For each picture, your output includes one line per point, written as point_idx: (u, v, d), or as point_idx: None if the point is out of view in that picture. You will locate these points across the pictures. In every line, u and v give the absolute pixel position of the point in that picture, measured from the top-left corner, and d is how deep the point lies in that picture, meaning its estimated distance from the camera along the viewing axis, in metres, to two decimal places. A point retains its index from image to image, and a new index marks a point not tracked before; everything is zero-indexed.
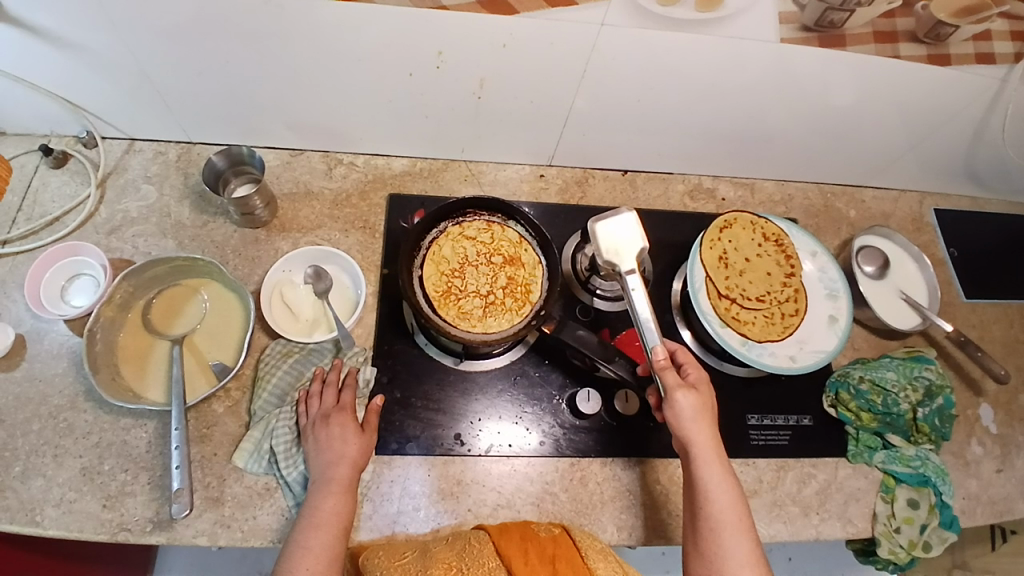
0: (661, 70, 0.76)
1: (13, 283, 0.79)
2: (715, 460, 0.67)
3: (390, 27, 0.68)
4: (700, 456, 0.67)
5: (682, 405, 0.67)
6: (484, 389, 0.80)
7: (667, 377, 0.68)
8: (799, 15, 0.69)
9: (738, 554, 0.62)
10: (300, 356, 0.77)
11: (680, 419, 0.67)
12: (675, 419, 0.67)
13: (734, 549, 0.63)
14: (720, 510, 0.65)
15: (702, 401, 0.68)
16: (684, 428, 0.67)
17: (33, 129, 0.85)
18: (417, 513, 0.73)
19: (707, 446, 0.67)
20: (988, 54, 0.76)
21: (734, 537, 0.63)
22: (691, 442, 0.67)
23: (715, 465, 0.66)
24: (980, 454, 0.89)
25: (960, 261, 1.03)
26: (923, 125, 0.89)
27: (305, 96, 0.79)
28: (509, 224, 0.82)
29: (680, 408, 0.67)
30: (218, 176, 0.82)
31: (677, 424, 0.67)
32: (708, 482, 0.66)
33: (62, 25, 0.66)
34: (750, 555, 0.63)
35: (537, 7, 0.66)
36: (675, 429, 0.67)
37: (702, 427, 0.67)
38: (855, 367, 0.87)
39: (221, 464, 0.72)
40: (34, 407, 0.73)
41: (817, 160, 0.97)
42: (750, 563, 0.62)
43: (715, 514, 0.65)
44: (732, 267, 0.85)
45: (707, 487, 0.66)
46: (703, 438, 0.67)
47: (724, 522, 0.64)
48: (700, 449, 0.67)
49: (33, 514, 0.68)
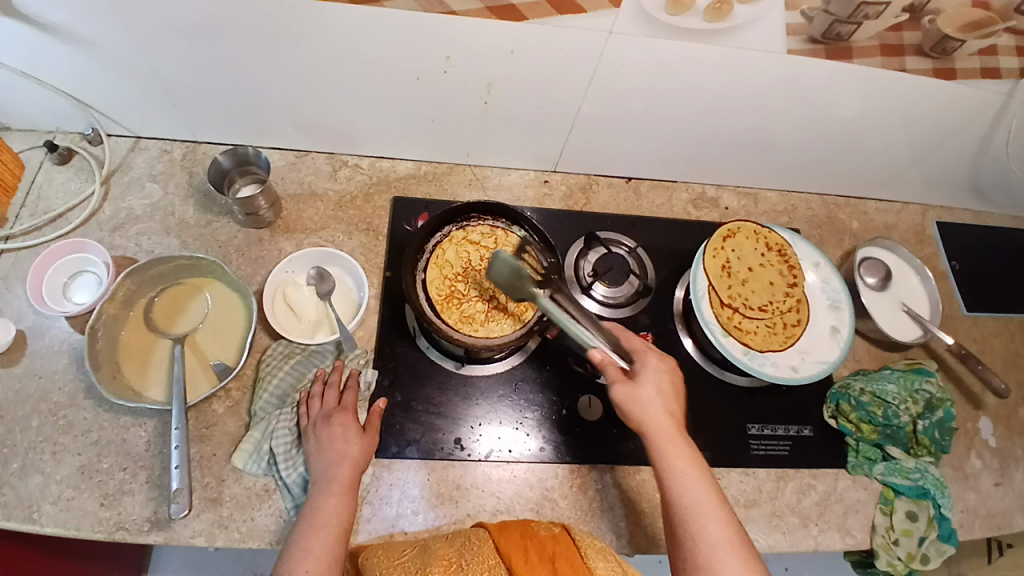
0: (668, 81, 0.77)
1: (15, 278, 0.79)
2: (673, 439, 0.65)
3: (398, 34, 0.69)
4: (657, 435, 0.65)
5: (632, 389, 0.66)
6: (485, 393, 0.80)
7: (609, 371, 0.68)
8: (808, 27, 0.69)
9: (717, 536, 0.59)
10: (301, 357, 0.77)
11: (631, 401, 0.66)
12: (626, 403, 0.66)
13: (709, 527, 0.60)
14: (687, 490, 0.62)
15: (660, 388, 0.67)
16: (637, 409, 0.66)
17: (38, 125, 0.84)
18: (416, 516, 0.73)
19: (663, 425, 0.65)
20: (994, 69, 0.76)
21: (707, 515, 0.61)
22: (646, 428, 0.65)
23: (675, 444, 0.65)
24: (979, 468, 0.89)
25: (962, 274, 1.03)
26: (928, 138, 0.90)
27: (315, 99, 0.79)
28: (513, 230, 0.81)
29: (630, 391, 0.66)
30: (224, 176, 0.82)
31: (630, 407, 0.66)
32: (670, 462, 0.64)
33: (74, 23, 0.66)
34: (728, 531, 0.60)
35: (546, 14, 0.66)
36: (629, 413, 0.66)
37: (655, 406, 0.66)
38: (856, 379, 0.87)
39: (220, 464, 0.72)
40: (34, 403, 0.72)
41: (821, 171, 0.98)
42: (729, 541, 0.59)
43: (684, 495, 0.62)
44: (734, 276, 0.85)
45: (671, 469, 0.64)
46: (657, 417, 0.66)
47: (693, 501, 0.62)
48: (657, 430, 0.65)
49: (31, 510, 0.67)
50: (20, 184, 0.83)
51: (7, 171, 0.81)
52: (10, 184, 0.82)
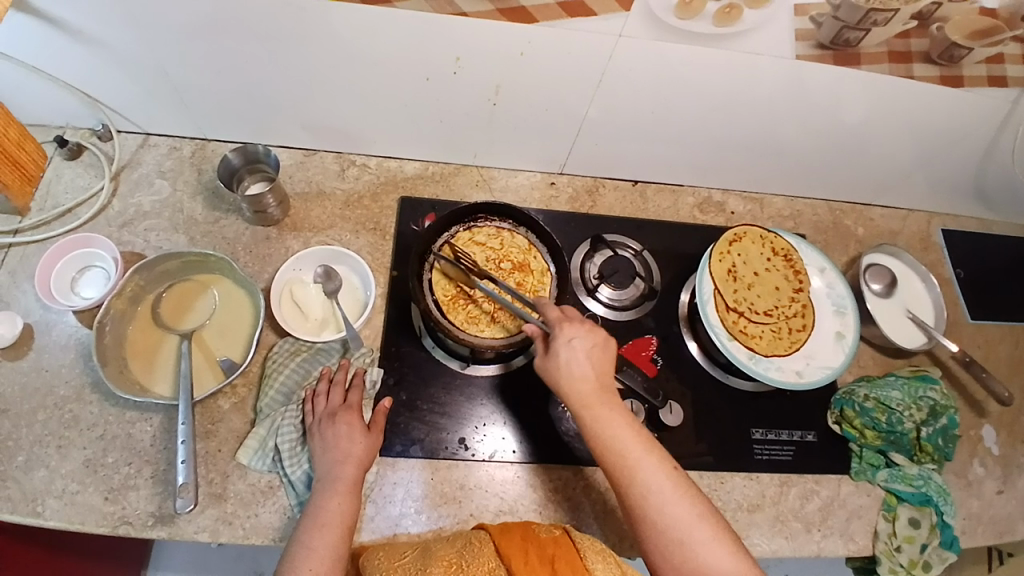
0: (675, 85, 0.77)
1: (23, 273, 0.79)
2: (598, 401, 0.64)
3: (407, 35, 0.69)
4: (582, 398, 0.64)
5: (556, 356, 0.65)
6: (490, 394, 0.80)
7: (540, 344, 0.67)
8: (816, 32, 0.69)
9: (660, 486, 0.60)
10: (308, 355, 0.77)
11: (555, 369, 0.65)
12: (552, 372, 0.65)
13: (651, 481, 0.60)
14: (624, 449, 0.62)
15: (577, 353, 0.65)
16: (562, 377, 0.64)
17: (48, 120, 0.85)
18: (419, 515, 0.73)
19: (587, 388, 0.64)
20: (1001, 77, 0.76)
21: (648, 469, 0.61)
22: (570, 397, 0.64)
23: (600, 404, 0.64)
24: (982, 475, 0.89)
25: (967, 281, 1.03)
26: (934, 146, 0.90)
27: (324, 98, 0.80)
28: (519, 231, 0.82)
29: (554, 358, 0.65)
30: (232, 173, 0.82)
31: (555, 375, 0.65)
32: (600, 424, 0.63)
33: (86, 19, 0.66)
34: (669, 480, 0.61)
35: (555, 16, 0.67)
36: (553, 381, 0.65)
37: (577, 371, 0.64)
38: (860, 385, 0.87)
39: (225, 461, 0.72)
40: (40, 397, 0.73)
41: (827, 177, 0.98)
42: (671, 488, 0.60)
43: (621, 456, 0.62)
44: (740, 281, 0.85)
45: (603, 432, 0.62)
46: (581, 379, 0.64)
47: (631, 459, 0.61)
48: (583, 393, 0.64)
49: (35, 504, 0.67)
50: (43, 174, 0.84)
51: (30, 160, 0.82)
52: (33, 173, 0.83)
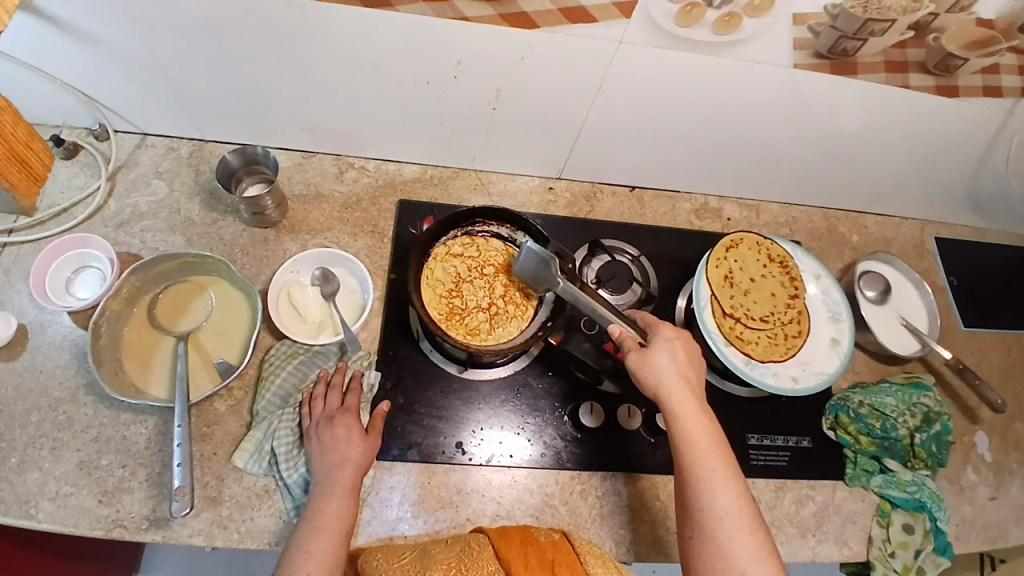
0: (674, 92, 0.78)
1: (17, 273, 0.79)
2: (688, 407, 0.65)
3: (408, 38, 0.69)
4: (670, 401, 0.65)
5: (649, 357, 0.67)
6: (487, 398, 0.80)
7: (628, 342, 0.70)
8: (814, 41, 0.70)
9: (727, 505, 0.60)
10: (305, 358, 0.77)
11: (648, 367, 0.67)
12: (642, 367, 0.67)
13: (719, 497, 0.61)
14: (700, 457, 0.63)
15: (672, 359, 0.68)
16: (652, 376, 0.66)
17: (44, 119, 0.84)
18: (415, 519, 0.73)
19: (680, 392, 0.66)
20: (996, 87, 0.77)
21: (718, 484, 0.61)
22: (659, 394, 0.66)
23: (691, 410, 0.65)
24: (975, 481, 0.90)
25: (960, 288, 1.04)
26: (928, 154, 0.91)
27: (323, 101, 0.80)
28: (492, 235, 0.84)
29: (649, 359, 0.67)
30: (230, 175, 0.82)
31: (646, 373, 0.67)
32: (684, 428, 0.64)
33: (85, 19, 0.66)
34: (738, 500, 0.61)
35: (556, 21, 0.67)
36: (643, 378, 0.67)
37: (670, 374, 0.66)
38: (855, 391, 0.88)
39: (221, 463, 0.72)
40: (34, 399, 0.72)
41: (822, 184, 0.99)
42: (736, 509, 0.60)
43: (696, 463, 0.63)
44: (737, 286, 0.85)
45: (685, 435, 0.64)
46: (671, 384, 0.66)
47: (705, 470, 0.62)
48: (671, 397, 0.65)
49: (28, 506, 0.67)
50: (50, 173, 0.84)
51: (38, 160, 0.82)
52: (41, 172, 0.82)
